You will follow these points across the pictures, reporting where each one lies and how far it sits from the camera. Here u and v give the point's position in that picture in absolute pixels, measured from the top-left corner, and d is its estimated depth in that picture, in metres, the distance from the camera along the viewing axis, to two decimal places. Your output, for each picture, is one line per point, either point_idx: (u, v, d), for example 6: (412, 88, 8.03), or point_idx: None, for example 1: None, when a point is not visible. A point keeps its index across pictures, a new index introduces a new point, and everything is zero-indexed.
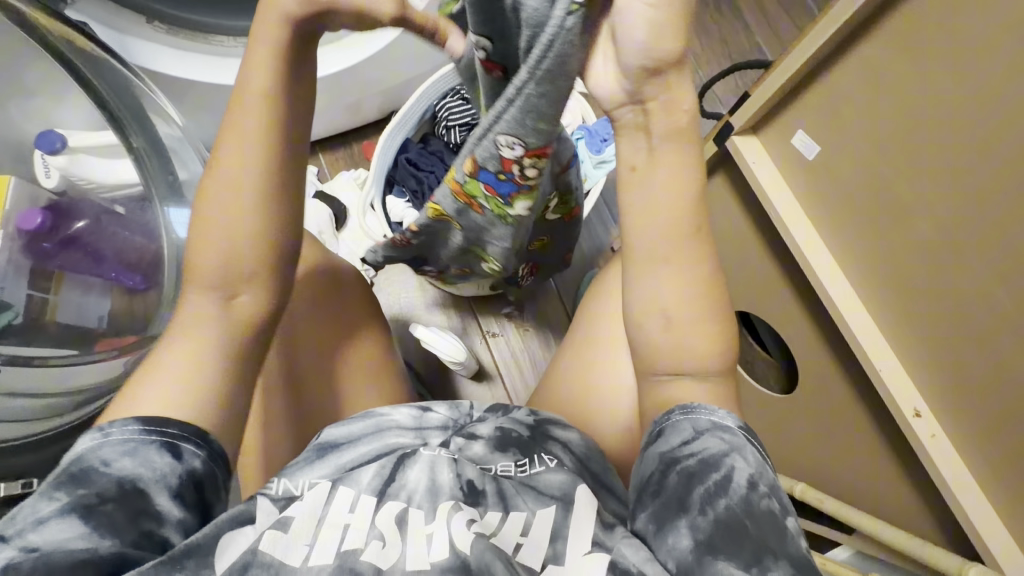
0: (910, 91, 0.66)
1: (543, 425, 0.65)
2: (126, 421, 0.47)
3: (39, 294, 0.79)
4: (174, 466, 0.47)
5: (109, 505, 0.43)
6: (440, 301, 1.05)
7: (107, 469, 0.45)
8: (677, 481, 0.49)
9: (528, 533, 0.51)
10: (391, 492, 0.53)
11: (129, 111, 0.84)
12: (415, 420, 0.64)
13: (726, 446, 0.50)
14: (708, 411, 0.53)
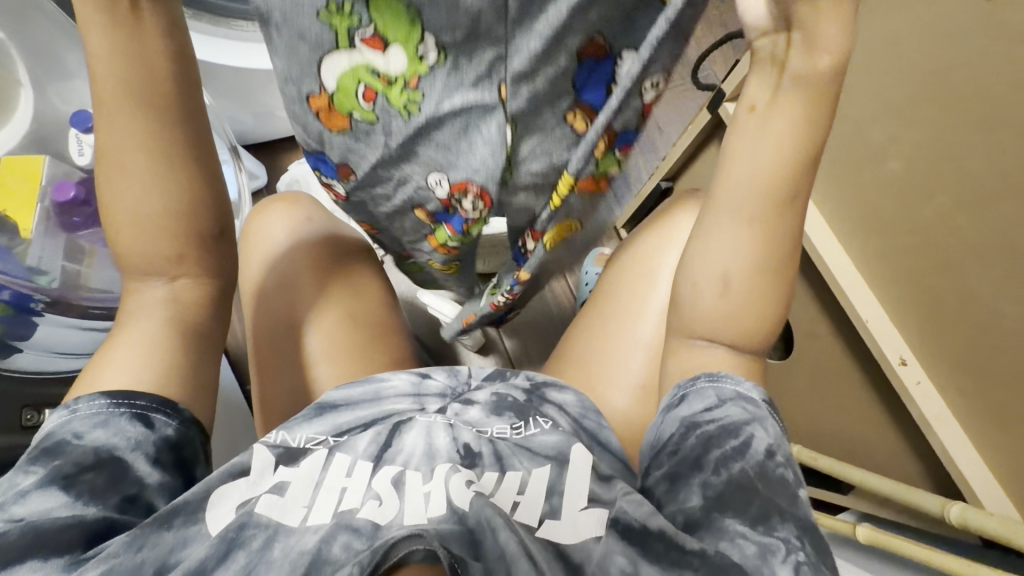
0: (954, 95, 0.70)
1: (540, 388, 0.69)
2: (92, 397, 0.51)
3: (73, 265, 0.83)
4: (145, 435, 0.50)
5: (89, 474, 0.47)
6: None
7: (80, 441, 0.48)
8: (695, 443, 0.52)
9: (525, 492, 0.54)
10: (389, 455, 0.56)
11: None
12: (416, 387, 0.67)
13: (747, 416, 0.52)
14: (733, 380, 0.54)
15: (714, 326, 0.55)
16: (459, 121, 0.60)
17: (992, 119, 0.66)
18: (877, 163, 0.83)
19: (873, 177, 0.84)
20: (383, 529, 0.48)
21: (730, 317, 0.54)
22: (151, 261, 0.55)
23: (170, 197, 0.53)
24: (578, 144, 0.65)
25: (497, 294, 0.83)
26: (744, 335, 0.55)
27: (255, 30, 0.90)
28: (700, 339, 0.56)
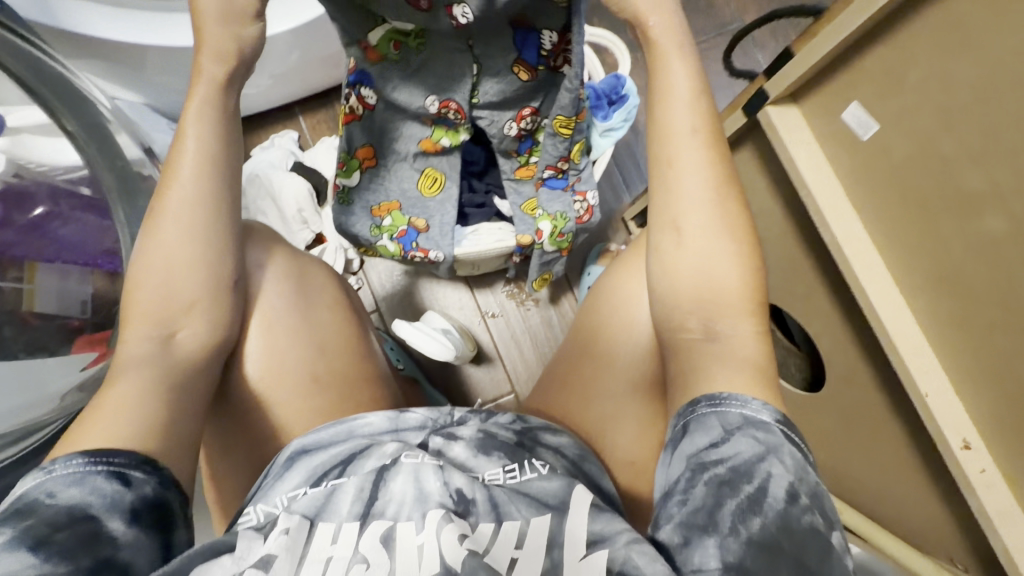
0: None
1: (531, 429, 0.47)
2: (71, 455, 0.33)
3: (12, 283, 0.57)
4: (127, 495, 0.33)
5: (61, 535, 0.30)
6: (437, 278, 0.95)
7: (50, 504, 0.31)
8: (705, 493, 0.34)
9: (525, 546, 0.36)
10: (377, 507, 0.37)
11: (52, 92, 0.62)
12: (391, 420, 0.46)
13: (760, 448, 0.35)
14: (739, 402, 0.37)
15: (697, 293, 0.42)
16: (437, 72, 0.61)
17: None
18: (970, 216, 0.41)
19: (948, 233, 0.43)
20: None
21: (709, 279, 0.42)
22: (161, 312, 0.42)
23: (209, 237, 0.43)
24: (505, 91, 0.63)
25: (567, 218, 0.71)
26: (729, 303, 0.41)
27: None
28: (685, 326, 0.42)
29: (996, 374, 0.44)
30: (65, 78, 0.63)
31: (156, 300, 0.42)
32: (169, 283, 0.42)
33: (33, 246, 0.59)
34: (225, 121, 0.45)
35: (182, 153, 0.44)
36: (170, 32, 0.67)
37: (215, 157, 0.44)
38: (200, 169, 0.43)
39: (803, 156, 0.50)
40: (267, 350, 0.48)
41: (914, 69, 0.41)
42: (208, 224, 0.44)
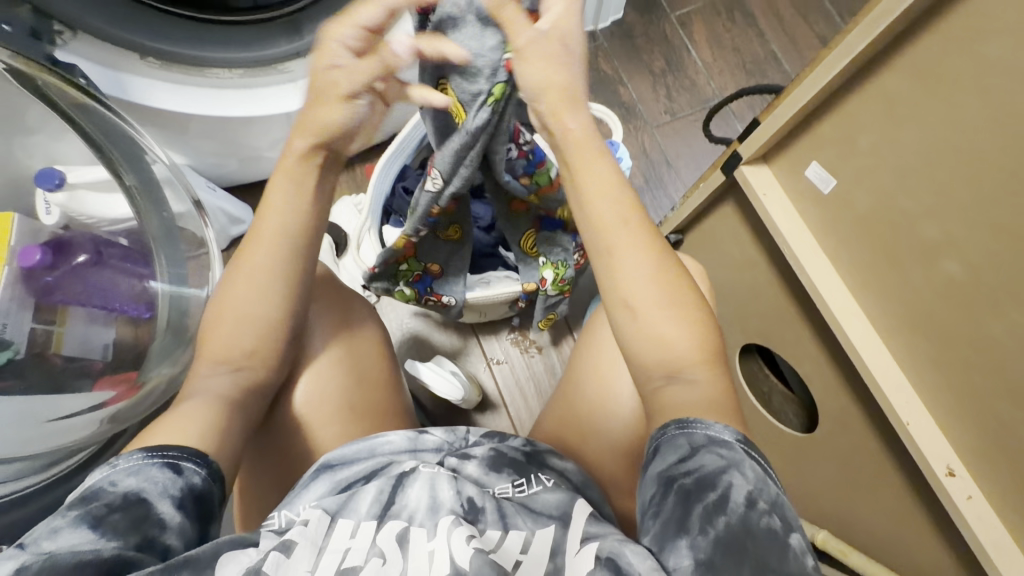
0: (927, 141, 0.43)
1: (539, 453, 0.51)
2: (133, 449, 0.38)
3: (44, 327, 0.63)
4: (177, 483, 0.37)
5: (116, 516, 0.33)
6: (445, 327, 1.00)
7: (110, 490, 0.35)
8: (674, 504, 0.36)
9: (530, 552, 0.39)
10: (394, 509, 0.41)
11: (116, 149, 0.70)
12: (411, 440, 0.50)
13: (723, 462, 0.37)
14: (704, 424, 0.40)
15: (654, 343, 0.46)
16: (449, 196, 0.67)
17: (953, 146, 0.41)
18: (927, 261, 0.46)
19: (907, 272, 0.48)
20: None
21: (667, 330, 0.46)
22: (238, 360, 0.47)
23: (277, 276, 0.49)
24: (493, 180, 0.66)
25: (567, 266, 0.79)
26: (679, 354, 0.45)
27: (236, 77, 0.79)
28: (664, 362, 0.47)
29: (976, 403, 0.46)
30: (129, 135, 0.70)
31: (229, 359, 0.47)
32: (243, 341, 0.48)
33: (76, 292, 0.66)
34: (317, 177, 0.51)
35: (276, 197, 0.50)
36: (207, 105, 0.77)
37: (305, 206, 0.51)
38: (291, 213, 0.50)
39: (776, 208, 0.56)
40: (309, 379, 0.53)
41: (862, 135, 0.47)
42: (287, 266, 0.50)
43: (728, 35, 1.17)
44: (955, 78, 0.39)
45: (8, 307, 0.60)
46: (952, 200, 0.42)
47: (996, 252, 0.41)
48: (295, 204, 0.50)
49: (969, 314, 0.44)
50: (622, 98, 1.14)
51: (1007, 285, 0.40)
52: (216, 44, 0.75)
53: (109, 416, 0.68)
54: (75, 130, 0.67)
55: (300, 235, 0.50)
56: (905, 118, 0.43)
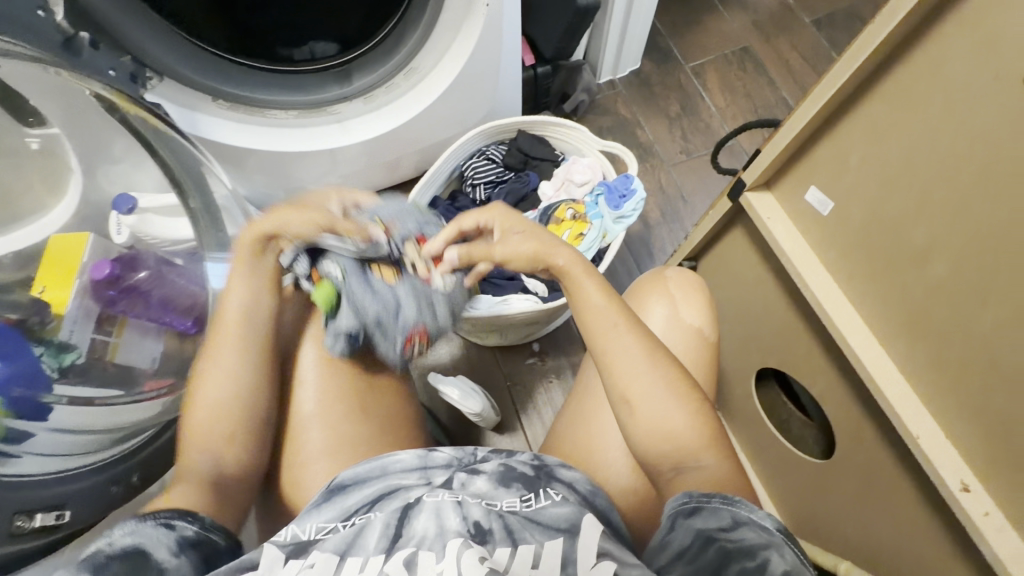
0: (903, 161, 0.47)
1: (547, 466, 0.54)
2: (127, 522, 0.44)
3: (102, 337, 0.73)
4: (170, 535, 0.44)
5: (117, 563, 0.40)
6: (467, 350, 1.04)
7: (109, 547, 0.42)
8: (712, 560, 0.41)
9: (541, 566, 0.43)
10: (401, 541, 0.44)
11: (190, 177, 0.79)
12: (420, 458, 0.55)
13: (764, 539, 0.41)
14: (748, 508, 0.43)
15: (655, 418, 0.51)
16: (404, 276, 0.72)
17: (923, 163, 0.46)
18: (917, 264, 0.49)
19: (904, 283, 0.50)
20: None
21: (657, 410, 0.51)
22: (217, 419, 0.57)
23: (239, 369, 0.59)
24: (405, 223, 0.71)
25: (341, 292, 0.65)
26: (683, 431, 0.50)
27: (290, 117, 0.89)
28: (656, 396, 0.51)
29: (980, 411, 0.47)
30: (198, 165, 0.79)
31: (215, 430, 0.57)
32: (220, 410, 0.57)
33: (137, 306, 0.77)
34: (257, 272, 0.65)
35: (230, 299, 0.62)
36: (270, 139, 0.88)
37: (257, 291, 0.63)
38: (240, 313, 0.62)
39: (780, 231, 0.60)
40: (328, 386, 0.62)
41: (853, 153, 0.51)
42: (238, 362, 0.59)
43: (740, 82, 1.25)
44: (930, 104, 0.44)
45: (77, 315, 0.71)
46: (942, 217, 0.45)
47: (983, 263, 0.43)
48: (245, 296, 0.62)
49: (969, 316, 0.45)
50: (639, 138, 1.21)
51: (991, 284, 0.43)
52: (276, 89, 0.87)
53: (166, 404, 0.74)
54: (157, 161, 0.76)
55: (257, 306, 0.63)
56: (893, 136, 0.47)
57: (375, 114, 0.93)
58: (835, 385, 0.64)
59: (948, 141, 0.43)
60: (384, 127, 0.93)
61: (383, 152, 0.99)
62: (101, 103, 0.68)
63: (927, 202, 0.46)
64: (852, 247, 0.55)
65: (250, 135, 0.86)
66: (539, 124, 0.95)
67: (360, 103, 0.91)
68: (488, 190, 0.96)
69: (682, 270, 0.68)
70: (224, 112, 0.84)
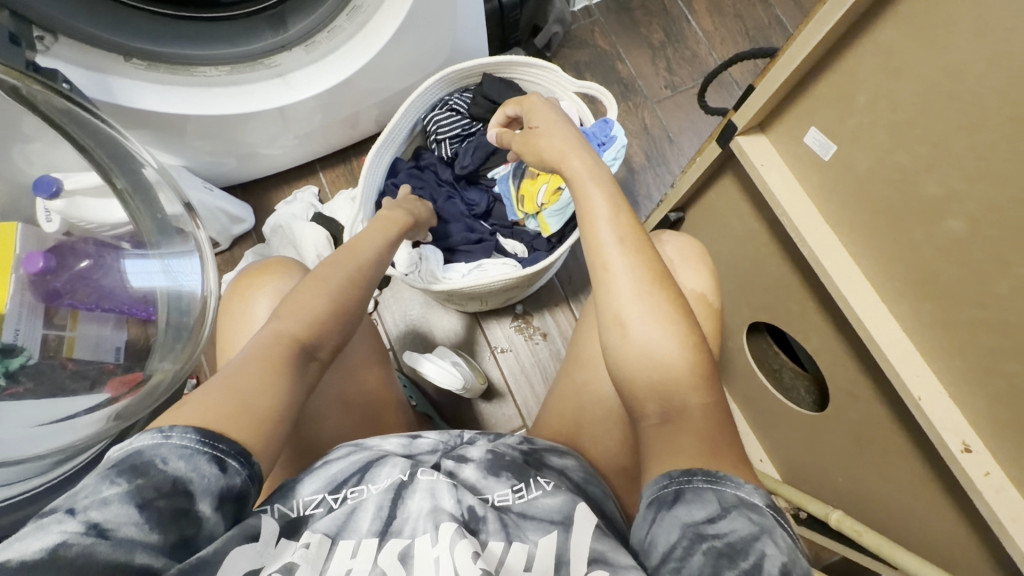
0: (912, 104, 0.41)
1: (538, 451, 0.52)
2: (187, 428, 0.38)
3: (56, 332, 0.68)
4: (220, 480, 0.37)
5: (160, 501, 0.34)
6: (447, 317, 1.00)
7: (160, 468, 0.36)
8: (702, 563, 0.35)
9: (534, 568, 0.39)
10: (395, 526, 0.41)
11: (107, 156, 0.72)
12: (406, 445, 0.51)
13: (754, 529, 0.36)
14: (734, 483, 0.38)
15: (652, 381, 0.46)
16: None
17: (935, 103, 0.39)
18: (928, 221, 0.43)
19: (915, 241, 0.45)
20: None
21: (656, 360, 0.46)
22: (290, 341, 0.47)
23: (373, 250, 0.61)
24: None
25: None
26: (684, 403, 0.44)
27: (223, 74, 0.78)
28: (651, 380, 0.46)
29: (987, 373, 0.44)
30: (119, 142, 0.71)
31: (317, 310, 0.50)
32: (346, 276, 0.55)
33: (83, 297, 0.70)
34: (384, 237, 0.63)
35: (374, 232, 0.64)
36: (207, 104, 0.78)
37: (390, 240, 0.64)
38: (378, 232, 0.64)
39: (775, 178, 0.54)
40: None
41: (863, 91, 0.44)
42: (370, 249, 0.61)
43: (729, 2, 1.12)
44: (957, 29, 0.36)
45: (20, 314, 0.65)
46: (961, 164, 0.39)
47: (1004, 219, 0.38)
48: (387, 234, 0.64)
49: (989, 276, 0.40)
50: (620, 73, 1.10)
51: (1017, 243, 0.38)
52: (199, 42, 0.74)
53: (115, 413, 0.69)
54: (62, 134, 0.68)
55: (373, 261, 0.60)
56: (909, 70, 0.40)
57: (319, 65, 0.82)
58: (831, 340, 0.61)
59: (975, 76, 0.36)
60: (330, 83, 0.82)
61: (335, 107, 0.89)
62: (9, 93, 0.63)
63: (942, 145, 0.40)
64: (852, 198, 0.49)
65: (179, 99, 0.76)
66: (505, 65, 0.84)
67: (302, 53, 0.80)
68: (455, 145, 0.88)
69: (678, 234, 0.62)
70: (142, 74, 0.73)
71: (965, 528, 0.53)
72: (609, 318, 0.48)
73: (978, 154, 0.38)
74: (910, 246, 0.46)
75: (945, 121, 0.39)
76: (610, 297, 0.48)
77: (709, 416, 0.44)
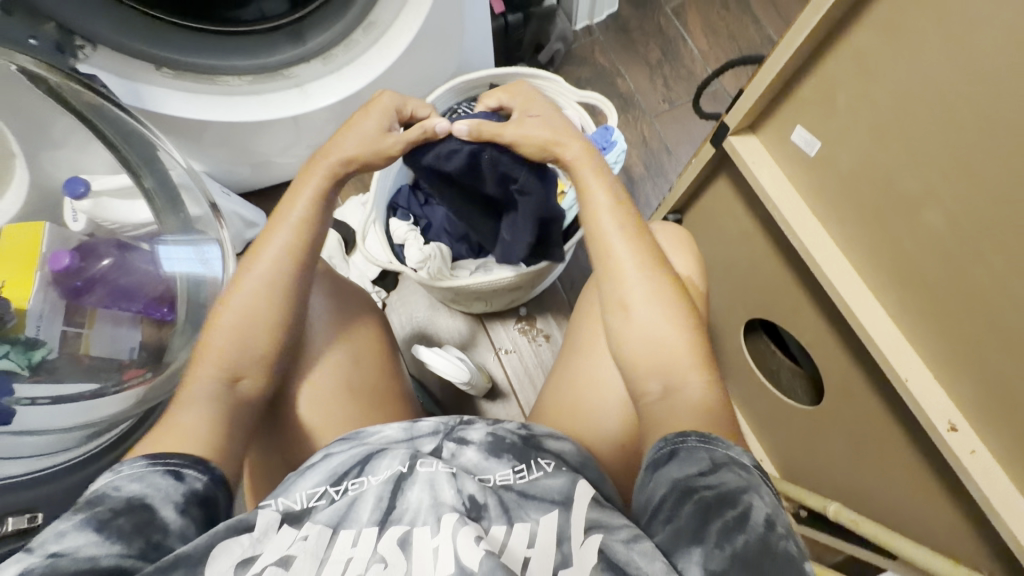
0: (895, 108, 0.44)
1: (535, 436, 0.52)
2: (136, 459, 0.42)
3: (74, 329, 0.71)
4: (179, 488, 0.42)
5: (120, 519, 0.38)
6: (452, 319, 1.02)
7: (116, 494, 0.40)
8: (692, 512, 0.37)
9: (536, 545, 0.40)
10: (395, 515, 0.42)
11: (138, 158, 0.76)
12: (406, 430, 0.52)
13: (743, 482, 0.38)
14: (725, 444, 0.41)
15: (654, 357, 0.49)
16: None
17: (916, 109, 0.43)
18: (910, 215, 0.46)
19: (899, 234, 0.48)
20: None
21: (657, 340, 0.49)
22: (225, 364, 0.52)
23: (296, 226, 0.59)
24: None
25: None
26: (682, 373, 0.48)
27: (244, 84, 0.83)
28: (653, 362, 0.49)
29: (965, 354, 0.46)
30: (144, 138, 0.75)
31: (239, 332, 0.54)
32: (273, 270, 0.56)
33: (101, 299, 0.73)
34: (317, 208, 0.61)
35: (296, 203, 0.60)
36: (228, 111, 0.83)
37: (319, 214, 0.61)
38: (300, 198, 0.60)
39: (765, 176, 0.57)
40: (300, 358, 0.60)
41: (841, 93, 0.48)
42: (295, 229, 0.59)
43: (723, 23, 1.18)
44: (928, 38, 0.40)
45: (41, 311, 0.68)
46: (943, 164, 0.42)
47: (975, 212, 0.41)
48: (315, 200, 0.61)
49: (972, 263, 0.43)
50: (619, 88, 1.16)
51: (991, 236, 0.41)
52: (224, 52, 0.78)
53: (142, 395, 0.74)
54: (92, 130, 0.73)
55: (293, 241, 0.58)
56: (889, 78, 0.44)
57: (335, 77, 0.87)
58: (822, 333, 0.63)
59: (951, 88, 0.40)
60: (345, 91, 0.86)
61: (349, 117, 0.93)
62: (32, 80, 0.67)
63: (921, 147, 0.43)
64: (836, 198, 0.53)
65: (204, 107, 0.81)
66: (511, 77, 0.89)
67: (319, 65, 0.85)
68: None
69: (670, 226, 0.65)
70: (171, 82, 0.78)
71: (957, 512, 0.55)
72: (612, 307, 0.52)
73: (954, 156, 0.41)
74: (891, 239, 0.49)
75: (921, 125, 0.43)
76: (609, 286, 0.53)
77: (704, 393, 0.46)
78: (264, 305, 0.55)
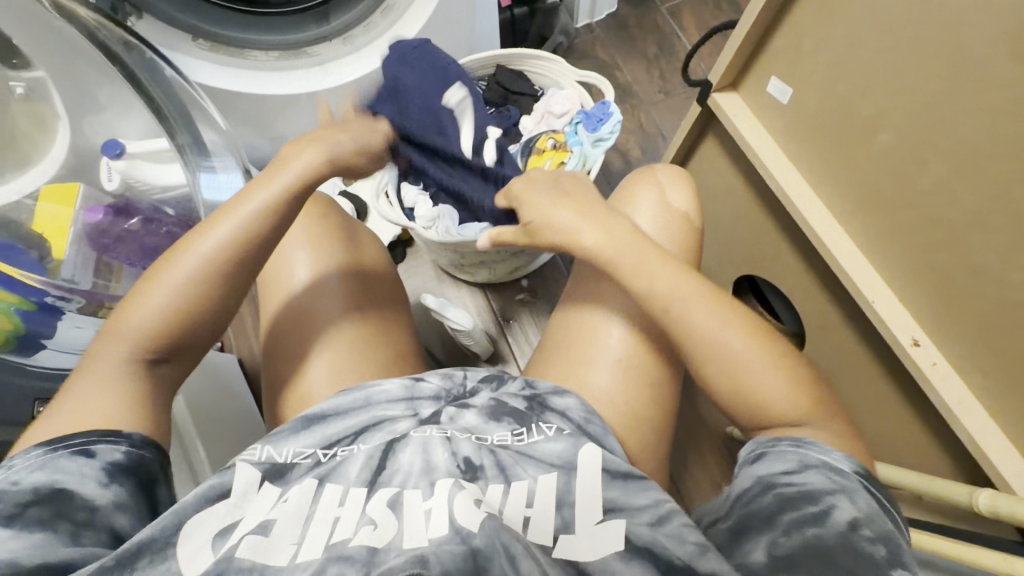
0: (879, 66, 0.49)
1: (540, 394, 0.53)
2: (29, 450, 0.40)
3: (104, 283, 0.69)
4: (92, 465, 0.40)
5: (32, 510, 0.38)
6: (457, 289, 1.08)
7: (15, 489, 0.38)
8: (770, 502, 0.41)
9: (535, 503, 0.44)
10: (385, 476, 0.45)
11: (175, 111, 0.72)
12: (407, 388, 0.53)
13: (832, 485, 0.41)
14: (819, 448, 0.44)
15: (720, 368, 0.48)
16: None
17: (900, 72, 0.47)
18: (869, 141, 0.52)
19: (882, 186, 0.53)
20: (381, 555, 0.37)
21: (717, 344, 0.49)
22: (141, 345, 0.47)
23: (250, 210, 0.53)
24: None
25: None
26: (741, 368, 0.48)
27: (271, 59, 0.90)
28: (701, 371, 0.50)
29: (931, 270, 0.51)
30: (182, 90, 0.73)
31: (163, 308, 0.48)
32: (202, 252, 0.50)
33: (130, 249, 0.71)
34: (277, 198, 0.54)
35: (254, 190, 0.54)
36: (254, 83, 0.89)
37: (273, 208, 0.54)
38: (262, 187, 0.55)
39: (745, 127, 0.63)
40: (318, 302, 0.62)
41: (805, 40, 0.54)
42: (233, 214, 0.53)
43: (715, 21, 1.26)
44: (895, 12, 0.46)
45: (75, 261, 0.67)
46: (919, 125, 0.47)
47: (940, 172, 0.47)
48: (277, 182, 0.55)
49: (957, 209, 0.47)
50: (618, 79, 1.23)
51: (970, 177, 0.45)
52: (254, 29, 0.86)
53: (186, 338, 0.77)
54: (135, 84, 0.71)
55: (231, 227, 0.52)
56: (859, 24, 0.49)
57: (354, 57, 0.94)
58: (803, 279, 0.68)
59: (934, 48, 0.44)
60: (363, 68, 0.93)
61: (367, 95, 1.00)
62: (59, 13, 0.66)
63: (905, 105, 0.48)
64: (817, 151, 0.58)
65: (237, 81, 0.88)
66: (517, 58, 0.96)
67: (339, 44, 0.92)
68: None
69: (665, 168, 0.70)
70: (205, 53, 0.85)
71: (928, 436, 0.59)
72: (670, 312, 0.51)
73: (936, 113, 0.46)
74: (872, 188, 0.54)
75: (910, 84, 0.47)
76: (663, 291, 0.51)
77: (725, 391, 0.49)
78: (188, 286, 0.49)
